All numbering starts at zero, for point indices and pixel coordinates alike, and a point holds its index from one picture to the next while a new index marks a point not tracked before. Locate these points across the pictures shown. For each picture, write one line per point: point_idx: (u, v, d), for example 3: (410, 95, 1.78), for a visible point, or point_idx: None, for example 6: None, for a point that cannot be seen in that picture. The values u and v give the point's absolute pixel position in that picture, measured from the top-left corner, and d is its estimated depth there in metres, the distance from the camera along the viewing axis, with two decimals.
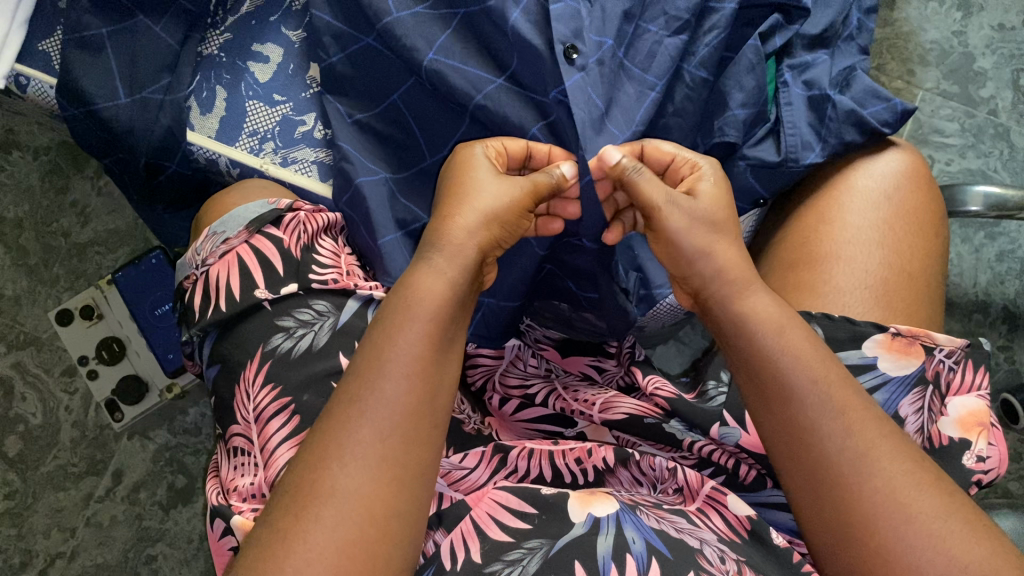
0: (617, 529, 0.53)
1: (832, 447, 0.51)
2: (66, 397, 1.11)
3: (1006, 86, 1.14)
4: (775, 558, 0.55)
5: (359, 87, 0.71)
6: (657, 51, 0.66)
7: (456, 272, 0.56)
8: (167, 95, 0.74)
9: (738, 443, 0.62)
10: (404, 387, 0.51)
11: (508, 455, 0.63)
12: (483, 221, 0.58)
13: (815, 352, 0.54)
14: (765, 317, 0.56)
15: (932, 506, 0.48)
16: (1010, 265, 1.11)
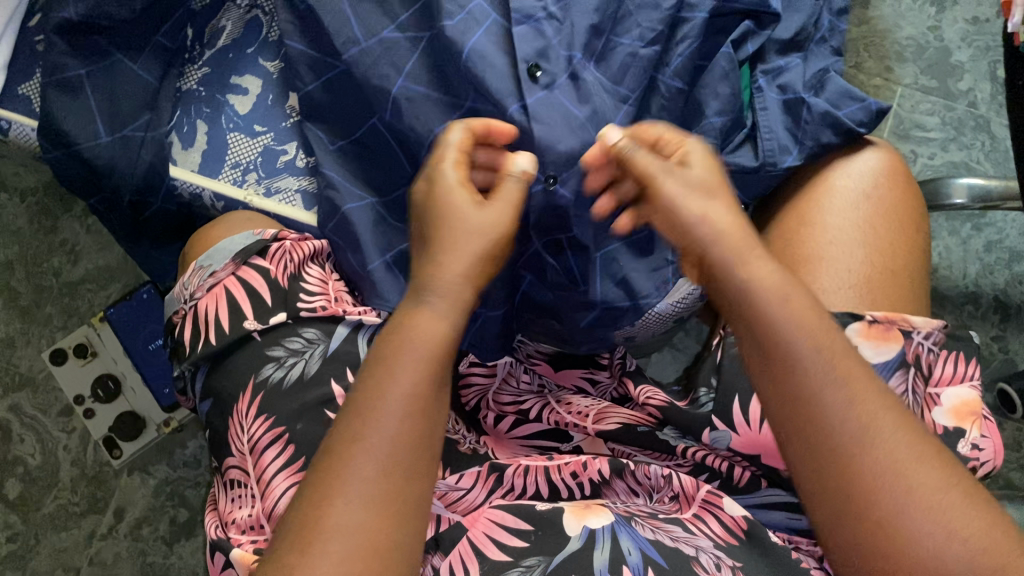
0: (613, 540, 0.53)
1: (857, 444, 0.46)
2: (64, 437, 1.11)
3: (983, 78, 1.15)
4: (772, 559, 0.55)
5: (335, 113, 0.72)
6: (630, 63, 0.66)
7: (452, 315, 0.55)
8: (149, 132, 0.74)
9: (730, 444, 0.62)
10: (398, 416, 0.51)
11: (504, 473, 0.63)
12: (467, 254, 0.56)
13: (806, 321, 0.49)
14: (758, 296, 0.50)
15: (932, 478, 0.45)
16: (998, 254, 1.11)
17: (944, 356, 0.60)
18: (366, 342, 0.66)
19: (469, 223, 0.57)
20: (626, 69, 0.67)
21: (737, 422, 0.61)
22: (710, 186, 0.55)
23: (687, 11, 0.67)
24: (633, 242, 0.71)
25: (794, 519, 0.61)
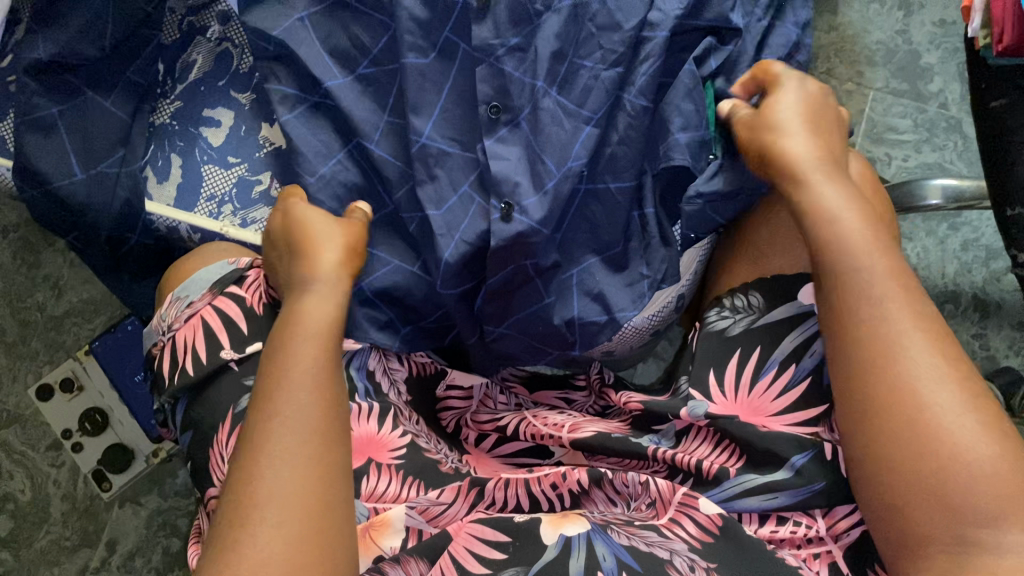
0: (588, 547, 0.55)
1: (923, 387, 0.49)
2: (54, 471, 1.11)
3: (953, 79, 1.16)
4: (749, 560, 0.56)
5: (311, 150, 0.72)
6: (593, 86, 0.67)
7: (339, 299, 0.60)
8: (124, 167, 0.75)
9: (706, 412, 0.63)
10: (300, 422, 0.52)
11: (485, 487, 0.64)
12: (330, 266, 0.61)
13: (895, 275, 0.52)
14: (851, 269, 0.53)
15: (972, 438, 0.47)
16: (975, 253, 1.13)
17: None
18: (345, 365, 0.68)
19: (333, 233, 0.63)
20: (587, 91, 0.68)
21: (714, 390, 0.64)
22: (815, 148, 0.59)
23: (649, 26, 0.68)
24: (608, 258, 0.73)
25: (767, 501, 0.60)
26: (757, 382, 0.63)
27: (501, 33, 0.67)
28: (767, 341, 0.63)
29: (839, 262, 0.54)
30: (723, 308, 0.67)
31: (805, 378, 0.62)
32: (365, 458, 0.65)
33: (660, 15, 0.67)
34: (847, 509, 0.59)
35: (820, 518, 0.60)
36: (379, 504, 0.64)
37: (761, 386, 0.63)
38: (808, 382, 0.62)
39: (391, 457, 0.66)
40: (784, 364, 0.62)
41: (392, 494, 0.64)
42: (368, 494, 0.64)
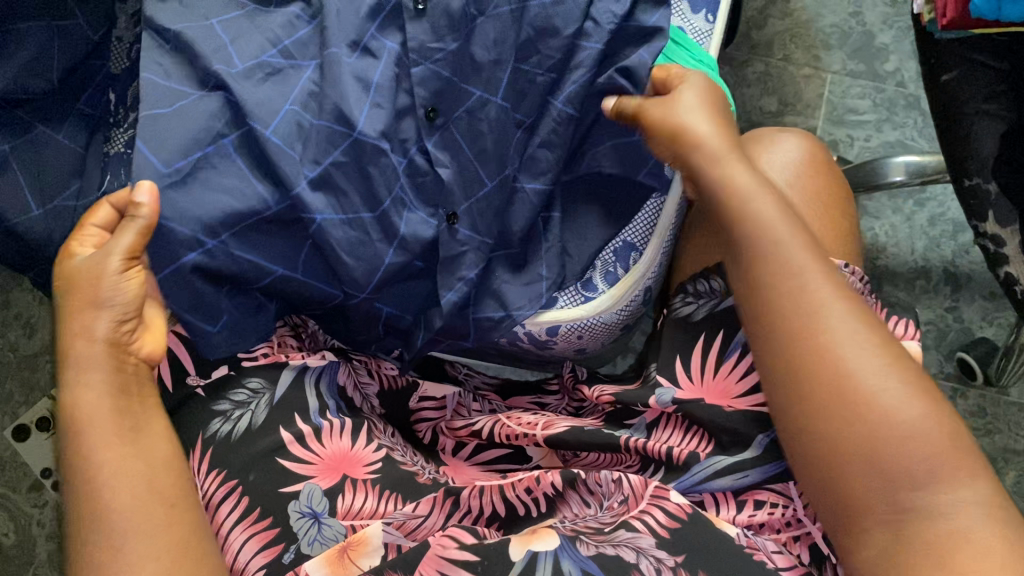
0: (555, 563, 0.55)
1: (870, 381, 0.49)
2: (37, 512, 1.10)
3: (909, 57, 1.17)
4: (719, 558, 0.55)
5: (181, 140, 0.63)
6: (528, 90, 0.69)
7: (131, 302, 0.58)
8: (80, 199, 0.73)
9: (674, 399, 0.64)
10: (108, 508, 0.51)
11: (459, 497, 0.64)
12: (109, 312, 0.57)
13: (841, 290, 0.52)
14: (783, 251, 0.53)
15: (914, 422, 0.48)
16: (943, 228, 1.13)
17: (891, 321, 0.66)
18: (314, 383, 0.69)
19: (109, 246, 0.58)
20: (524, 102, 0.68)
21: (681, 377, 0.64)
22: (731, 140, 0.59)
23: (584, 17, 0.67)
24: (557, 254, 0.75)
25: (739, 480, 0.61)
26: (721, 365, 0.63)
27: (441, 36, 0.66)
28: (730, 325, 0.63)
29: (774, 273, 0.53)
30: (686, 294, 0.67)
31: None
32: (340, 475, 0.64)
33: (593, 26, 0.67)
34: None
35: (797, 496, 0.60)
36: (356, 521, 0.62)
37: (725, 369, 0.63)
38: None
39: (366, 473, 0.64)
40: (748, 347, 0.62)
41: (369, 509, 0.63)
42: (344, 512, 0.62)
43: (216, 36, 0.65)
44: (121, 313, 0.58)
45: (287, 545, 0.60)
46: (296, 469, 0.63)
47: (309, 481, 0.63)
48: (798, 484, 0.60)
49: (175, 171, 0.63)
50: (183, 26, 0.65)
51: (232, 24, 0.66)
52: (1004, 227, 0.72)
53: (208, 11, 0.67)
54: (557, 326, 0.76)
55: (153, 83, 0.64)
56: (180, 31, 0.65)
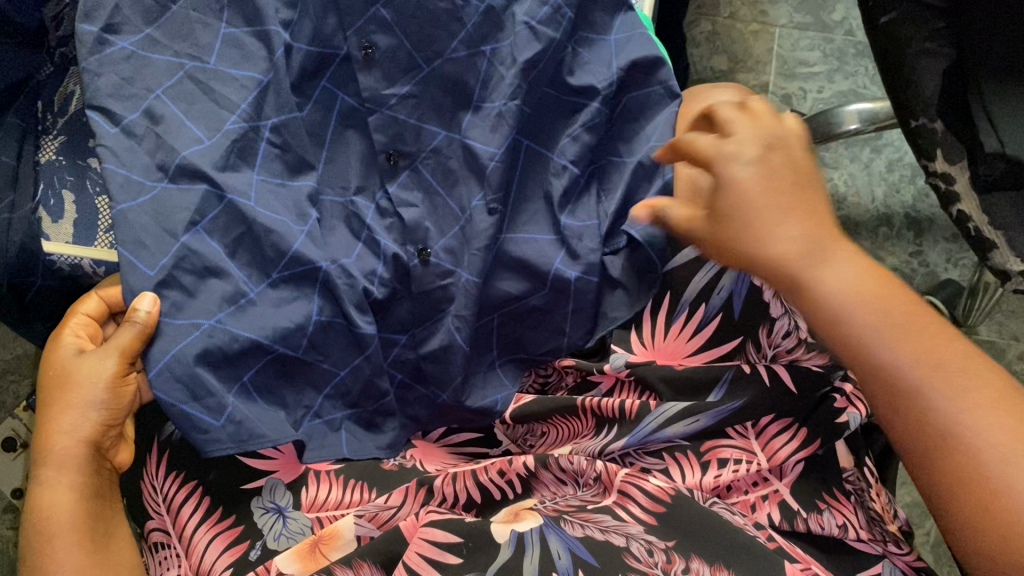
0: (542, 545, 0.54)
1: (878, 353, 0.48)
2: (11, 533, 1.07)
3: (854, 6, 1.18)
4: (700, 529, 0.56)
5: (149, 229, 0.57)
6: None
7: (107, 414, 0.58)
8: (14, 212, 0.68)
9: (627, 363, 0.66)
10: None
11: (432, 486, 0.62)
12: (93, 417, 0.58)
13: (901, 330, 0.49)
14: (853, 339, 0.49)
15: (1003, 474, 0.45)
16: (900, 173, 1.18)
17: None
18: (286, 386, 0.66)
19: (106, 352, 0.58)
20: (494, 84, 0.62)
21: (635, 343, 0.67)
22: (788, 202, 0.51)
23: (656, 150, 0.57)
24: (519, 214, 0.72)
25: (689, 425, 0.62)
26: (671, 326, 0.66)
27: None
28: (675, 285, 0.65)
29: (848, 341, 0.49)
30: None
31: (717, 315, 0.65)
32: (301, 469, 0.63)
33: None
34: (784, 439, 0.62)
35: (759, 450, 0.62)
36: (322, 513, 0.61)
37: (676, 328, 0.66)
38: (719, 318, 0.65)
39: (329, 465, 0.63)
40: (694, 305, 0.65)
41: (336, 500, 0.62)
42: (309, 505, 0.62)
43: (170, 111, 0.59)
44: (106, 420, 0.58)
45: (253, 541, 0.60)
46: (257, 465, 0.63)
47: (271, 477, 0.62)
48: (760, 438, 0.62)
49: (163, 270, 0.57)
50: (136, 113, 0.59)
51: (180, 88, 0.60)
52: (952, 163, 0.73)
53: (148, 80, 0.60)
54: None
55: (114, 173, 0.57)
56: (136, 118, 0.59)
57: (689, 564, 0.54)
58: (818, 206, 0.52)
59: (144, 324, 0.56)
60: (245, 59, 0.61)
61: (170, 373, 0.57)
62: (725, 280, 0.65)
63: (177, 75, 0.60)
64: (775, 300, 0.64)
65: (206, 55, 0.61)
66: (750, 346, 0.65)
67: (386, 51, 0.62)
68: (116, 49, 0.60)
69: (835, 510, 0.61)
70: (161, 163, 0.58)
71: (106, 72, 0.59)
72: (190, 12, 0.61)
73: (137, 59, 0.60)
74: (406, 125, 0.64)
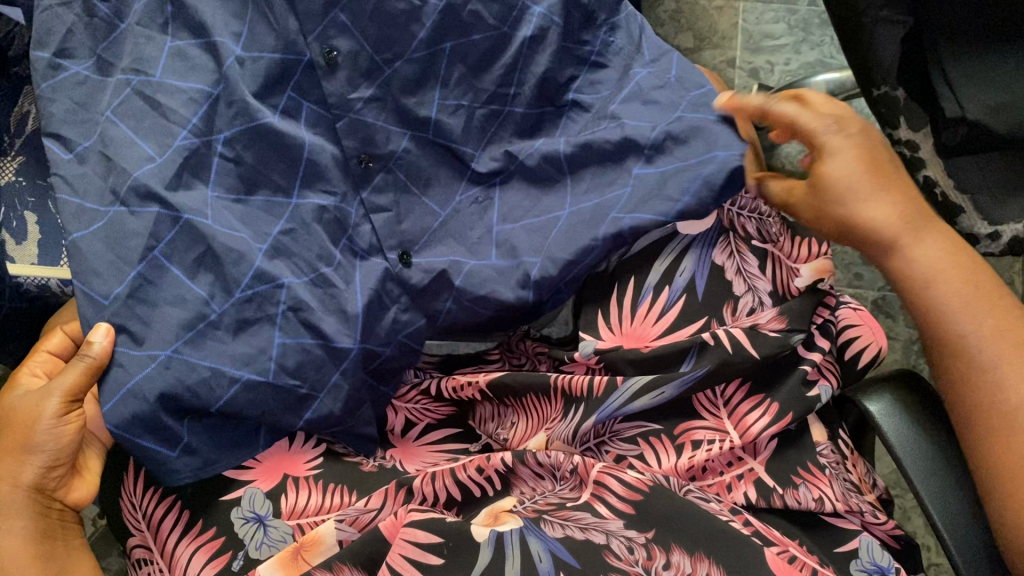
0: (522, 546, 0.54)
1: (962, 326, 0.57)
2: None
3: None
4: (681, 520, 0.56)
5: (104, 259, 0.57)
6: None
7: (57, 451, 0.58)
8: None
9: (595, 350, 0.66)
10: None
11: (412, 486, 0.62)
12: (42, 456, 0.58)
13: (967, 309, 0.57)
14: (941, 311, 0.58)
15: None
16: None
17: (799, 241, 0.70)
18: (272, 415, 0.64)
19: (49, 389, 0.58)
20: None
21: (601, 329, 0.67)
22: (864, 178, 0.59)
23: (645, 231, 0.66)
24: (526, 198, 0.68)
25: (656, 398, 0.62)
26: (637, 310, 0.66)
27: None
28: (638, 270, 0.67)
29: (921, 297, 0.59)
30: None
31: (680, 297, 0.66)
32: (280, 475, 0.63)
33: None
34: (758, 418, 0.61)
35: (732, 429, 0.62)
36: (302, 519, 0.61)
37: (642, 311, 0.66)
38: (683, 300, 0.66)
39: (307, 471, 0.64)
40: (658, 288, 0.66)
41: (315, 505, 0.62)
42: (289, 511, 0.61)
43: (119, 131, 0.59)
44: (52, 459, 0.58)
45: (235, 552, 0.60)
46: (237, 475, 0.63)
47: (250, 486, 0.62)
48: (732, 416, 0.62)
49: (117, 298, 0.57)
50: (89, 139, 0.59)
51: (128, 106, 0.59)
52: (917, 131, 0.74)
53: (100, 102, 0.60)
54: None
55: (67, 202, 0.58)
56: (90, 145, 0.59)
57: (670, 558, 0.55)
58: (869, 213, 0.59)
59: (96, 358, 0.56)
60: (191, 70, 0.59)
61: (129, 407, 0.56)
62: (686, 262, 0.67)
63: (124, 93, 0.59)
64: (738, 277, 0.67)
65: (151, 69, 0.59)
66: (715, 324, 0.65)
67: (349, 56, 0.61)
68: (69, 74, 0.60)
69: (810, 484, 0.60)
70: (114, 188, 0.58)
71: (59, 97, 0.59)
72: (134, 30, 0.60)
73: (91, 83, 0.60)
74: (375, 129, 0.64)
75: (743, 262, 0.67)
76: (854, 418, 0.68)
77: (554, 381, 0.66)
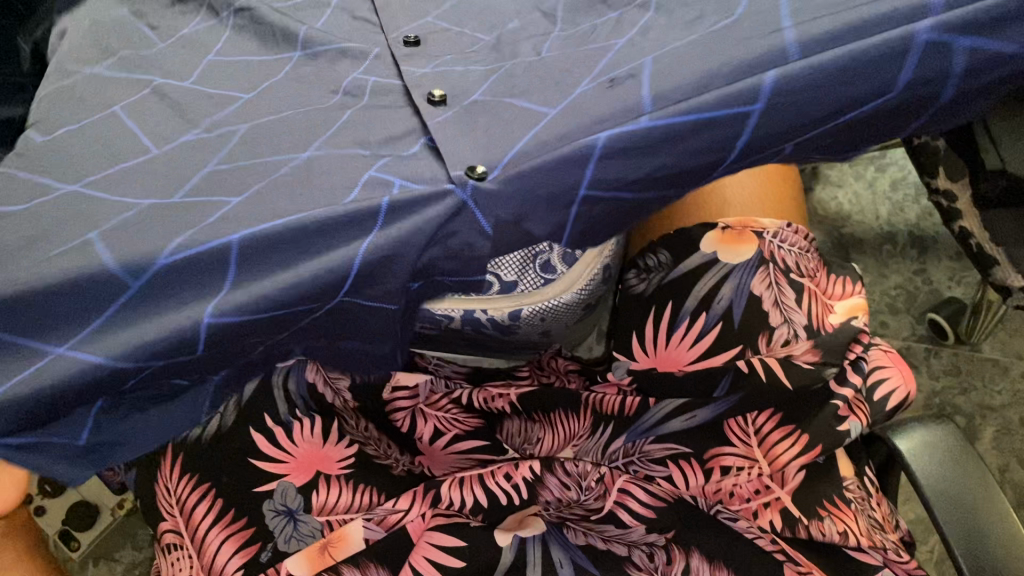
0: (544, 552, 0.57)
1: None
2: None
3: None
4: (703, 535, 0.58)
5: (8, 244, 0.43)
6: None
7: None
8: None
9: (628, 371, 0.70)
10: None
11: (440, 490, 0.63)
12: None
13: None
14: None
15: None
16: (904, 190, 1.27)
17: (834, 278, 0.73)
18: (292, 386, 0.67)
19: None
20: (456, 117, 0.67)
21: (635, 350, 0.70)
22: None
23: (850, 111, 0.44)
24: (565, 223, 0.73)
25: (688, 420, 0.65)
26: (673, 333, 0.69)
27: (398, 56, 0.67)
28: (678, 294, 0.70)
29: None
30: (638, 271, 0.75)
31: (717, 324, 0.68)
32: (313, 471, 0.64)
33: None
34: (789, 448, 0.63)
35: (761, 457, 0.63)
36: (332, 516, 0.62)
37: (677, 336, 0.69)
38: (720, 327, 0.68)
39: (338, 469, 0.64)
40: (695, 314, 0.69)
41: (345, 504, 0.63)
42: (319, 508, 0.62)
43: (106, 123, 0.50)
44: None
45: (264, 543, 0.61)
46: (269, 468, 0.64)
47: (283, 480, 0.63)
48: (762, 445, 0.63)
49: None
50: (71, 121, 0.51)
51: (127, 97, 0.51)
52: (953, 182, 0.76)
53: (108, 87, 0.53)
54: (518, 311, 0.74)
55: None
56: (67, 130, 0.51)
57: (689, 562, 0.57)
58: None
59: None
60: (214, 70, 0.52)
61: None
62: (725, 288, 0.69)
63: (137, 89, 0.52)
64: (775, 309, 0.68)
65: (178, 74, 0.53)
66: (749, 352, 0.67)
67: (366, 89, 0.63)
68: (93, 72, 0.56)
69: (835, 518, 0.61)
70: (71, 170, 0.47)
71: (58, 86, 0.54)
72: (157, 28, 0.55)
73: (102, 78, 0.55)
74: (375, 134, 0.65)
75: (780, 294, 0.69)
76: (881, 458, 0.68)
77: (587, 399, 0.68)
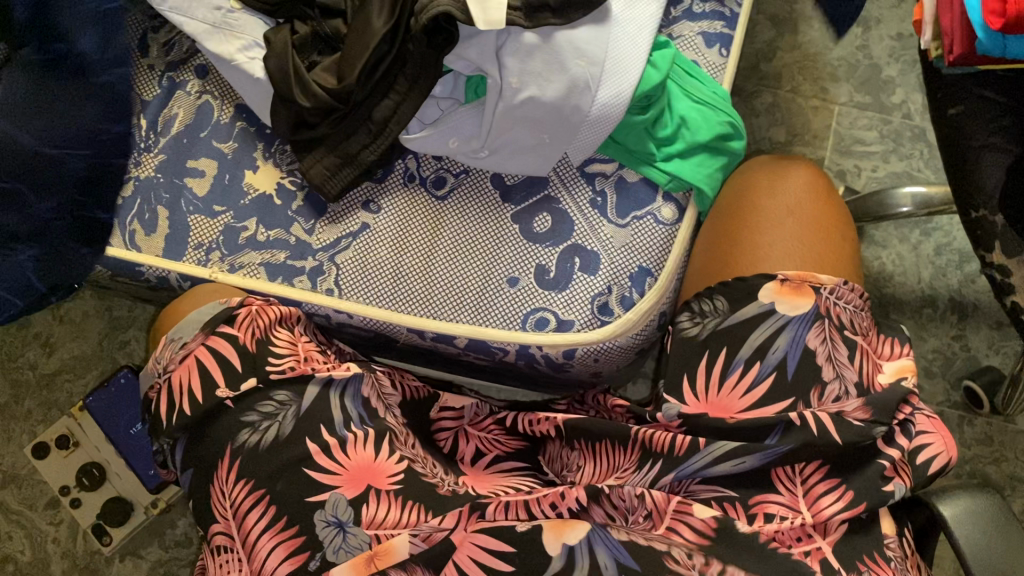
0: (591, 556, 0.59)
1: None
2: (53, 529, 1.16)
3: (915, 90, 1.21)
4: (742, 549, 0.60)
5: None
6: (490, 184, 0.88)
7: None
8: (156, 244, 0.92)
9: (679, 414, 0.71)
10: None
11: (486, 511, 0.63)
12: None
13: None
14: None
15: None
16: (948, 256, 1.23)
17: (883, 338, 0.74)
18: (339, 396, 0.70)
19: None
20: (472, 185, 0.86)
21: (685, 392, 0.72)
22: None
23: None
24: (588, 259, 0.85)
25: (738, 464, 0.65)
26: (725, 381, 0.71)
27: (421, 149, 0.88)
28: (731, 342, 0.72)
29: None
30: (691, 313, 0.76)
31: (770, 374, 0.70)
32: (364, 485, 0.65)
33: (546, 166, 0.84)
34: (832, 501, 0.64)
35: (805, 508, 0.64)
36: (380, 530, 0.63)
37: (729, 384, 0.71)
38: (773, 377, 0.70)
39: (388, 484, 0.65)
40: (749, 362, 0.70)
41: (394, 519, 0.64)
42: (368, 521, 0.63)
43: None
44: None
45: (313, 552, 0.63)
46: (322, 479, 0.65)
47: (335, 491, 0.64)
48: (807, 495, 0.65)
49: None
50: None
51: None
52: None
53: None
54: (572, 350, 0.83)
55: None
56: None
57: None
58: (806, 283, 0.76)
59: None
60: None
61: None
62: (780, 341, 0.70)
63: None
64: (828, 364, 0.69)
65: None
66: (801, 406, 0.68)
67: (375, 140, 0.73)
68: None
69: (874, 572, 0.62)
70: None
71: None
72: None
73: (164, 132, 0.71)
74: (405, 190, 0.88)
75: (835, 352, 0.69)
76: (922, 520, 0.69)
77: (635, 434, 0.69)
